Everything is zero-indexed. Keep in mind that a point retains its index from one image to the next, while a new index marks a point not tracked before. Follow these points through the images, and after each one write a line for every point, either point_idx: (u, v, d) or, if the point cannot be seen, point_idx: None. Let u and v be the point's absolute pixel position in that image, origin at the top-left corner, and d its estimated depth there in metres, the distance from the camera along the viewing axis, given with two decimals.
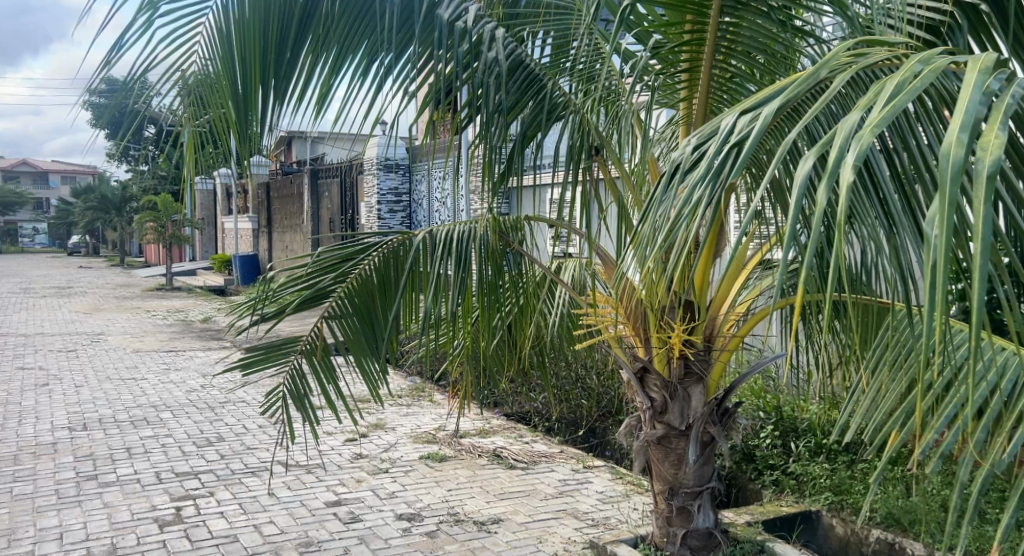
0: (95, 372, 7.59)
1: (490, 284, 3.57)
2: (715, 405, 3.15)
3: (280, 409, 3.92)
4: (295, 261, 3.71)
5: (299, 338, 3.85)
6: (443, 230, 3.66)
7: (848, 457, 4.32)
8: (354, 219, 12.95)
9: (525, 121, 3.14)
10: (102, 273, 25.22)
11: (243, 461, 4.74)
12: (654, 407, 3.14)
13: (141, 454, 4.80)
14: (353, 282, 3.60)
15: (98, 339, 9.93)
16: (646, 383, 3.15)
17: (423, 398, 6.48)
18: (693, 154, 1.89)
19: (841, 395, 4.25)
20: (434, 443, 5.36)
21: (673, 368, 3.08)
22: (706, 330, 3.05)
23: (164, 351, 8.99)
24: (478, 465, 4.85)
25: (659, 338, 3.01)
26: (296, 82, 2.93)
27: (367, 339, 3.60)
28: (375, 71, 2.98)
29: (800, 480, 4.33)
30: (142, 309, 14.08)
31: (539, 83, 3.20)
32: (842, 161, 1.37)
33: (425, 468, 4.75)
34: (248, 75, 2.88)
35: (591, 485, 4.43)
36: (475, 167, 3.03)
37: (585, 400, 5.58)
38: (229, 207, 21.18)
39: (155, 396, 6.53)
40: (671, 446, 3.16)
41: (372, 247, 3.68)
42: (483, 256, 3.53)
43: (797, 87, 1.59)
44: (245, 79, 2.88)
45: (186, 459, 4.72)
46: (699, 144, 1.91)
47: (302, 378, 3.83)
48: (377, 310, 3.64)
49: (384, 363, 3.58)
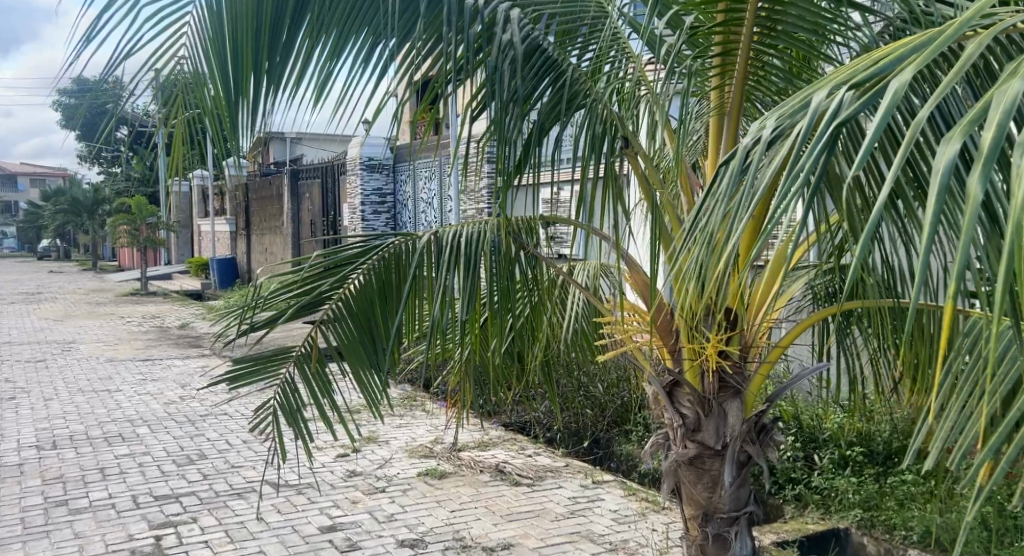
0: (66, 384, 7.21)
1: (502, 289, 3.29)
2: (753, 422, 2.87)
3: (272, 426, 3.61)
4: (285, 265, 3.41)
5: (292, 347, 3.55)
6: (450, 232, 3.35)
7: (875, 470, 4.08)
8: (336, 221, 12.62)
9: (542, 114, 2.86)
10: (73, 278, 24.62)
11: (228, 481, 4.42)
12: (686, 425, 2.86)
13: (116, 475, 4.47)
14: (350, 288, 3.30)
15: (69, 348, 9.50)
16: (677, 399, 2.87)
17: (416, 409, 6.19)
18: (774, 136, 1.62)
19: (868, 404, 4.01)
20: (431, 457, 5.07)
21: (707, 382, 2.80)
22: (742, 340, 2.78)
23: (140, 360, 8.60)
24: (481, 481, 4.56)
25: (691, 349, 2.75)
26: (291, 68, 2.62)
27: (366, 350, 3.30)
28: (377, 55, 2.68)
29: (825, 494, 4.08)
30: (116, 315, 13.62)
31: (557, 70, 2.92)
32: (1004, 144, 1.09)
33: (424, 486, 4.46)
34: (240, 59, 2.56)
35: (603, 502, 4.16)
36: (492, 166, 2.73)
37: (588, 409, 5.32)
38: (205, 209, 20.72)
39: (131, 410, 6.18)
40: (705, 467, 2.87)
41: (372, 250, 3.38)
42: (494, 264, 3.25)
43: (925, 55, 1.30)
44: (235, 63, 2.56)
45: (166, 481, 4.39)
46: (777, 129, 1.62)
47: (295, 392, 3.51)
48: (377, 319, 3.34)
49: (386, 378, 3.28)
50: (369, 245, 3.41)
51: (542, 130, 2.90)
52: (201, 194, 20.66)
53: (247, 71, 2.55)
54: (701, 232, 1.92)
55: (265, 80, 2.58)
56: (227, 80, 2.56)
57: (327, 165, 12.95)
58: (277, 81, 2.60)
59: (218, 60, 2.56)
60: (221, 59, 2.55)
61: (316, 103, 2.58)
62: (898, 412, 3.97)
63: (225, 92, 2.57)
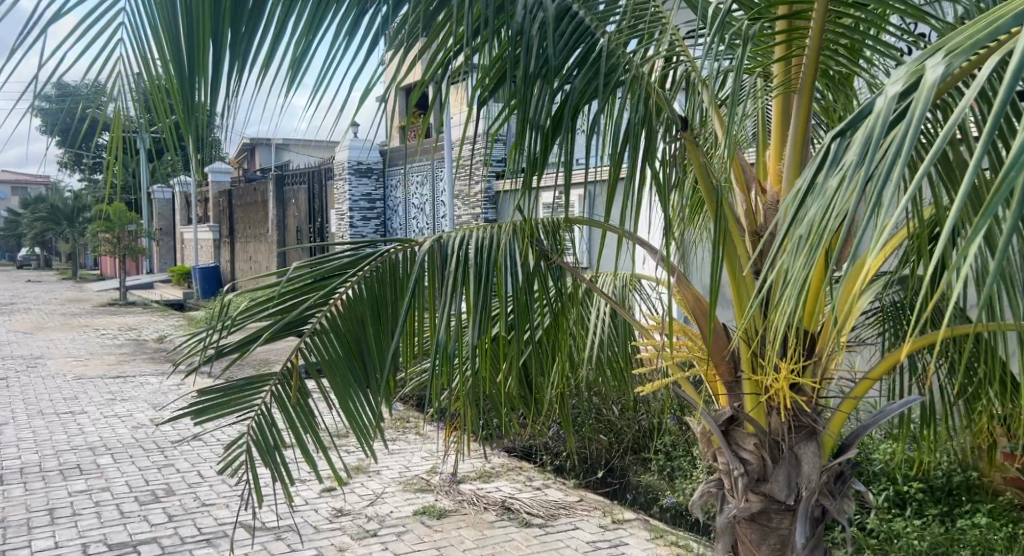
0: (26, 406, 6.66)
1: (519, 304, 2.76)
2: (833, 471, 2.31)
3: (245, 465, 3.05)
4: (260, 279, 2.89)
5: (268, 376, 3.00)
6: (457, 238, 2.83)
7: (941, 510, 3.53)
8: (323, 227, 12.06)
9: (577, 89, 2.28)
10: (52, 287, 23.97)
11: (196, 524, 3.90)
12: (750, 473, 2.32)
13: (67, 519, 3.95)
14: (337, 304, 2.76)
15: (36, 364, 8.95)
16: (736, 441, 2.35)
17: (410, 432, 5.67)
18: (940, 84, 1.23)
19: (931, 436, 3.50)
20: (428, 491, 4.55)
21: (774, 420, 2.28)
22: (819, 369, 2.26)
23: (112, 377, 8.06)
24: (485, 521, 4.03)
25: (756, 381, 2.26)
26: (258, 40, 1.95)
27: (355, 379, 2.77)
28: (367, 25, 2.12)
29: (882, 538, 3.46)
30: (90, 327, 13.04)
31: (589, 37, 2.37)
32: None
33: (421, 528, 3.93)
34: (194, 25, 1.85)
35: (628, 549, 3.63)
36: (514, 175, 2.17)
37: (603, 435, 4.86)
38: (188, 216, 20.14)
39: (94, 436, 5.63)
40: (772, 525, 2.32)
41: (364, 259, 2.86)
42: (511, 274, 2.73)
43: None
44: (190, 36, 1.85)
45: (125, 525, 3.87)
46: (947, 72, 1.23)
47: (271, 427, 2.95)
48: (370, 342, 2.80)
49: (381, 412, 2.81)
50: (362, 254, 2.87)
51: (559, 120, 2.34)
52: (183, 201, 20.10)
53: (203, 39, 1.85)
54: (812, 231, 1.53)
55: (228, 55, 1.89)
56: (174, 56, 1.85)
57: (313, 171, 12.43)
58: (242, 57, 1.92)
59: (168, 33, 1.84)
60: (172, 34, 1.84)
61: (292, 87, 1.95)
62: (967, 443, 3.45)
63: (180, 66, 1.85)
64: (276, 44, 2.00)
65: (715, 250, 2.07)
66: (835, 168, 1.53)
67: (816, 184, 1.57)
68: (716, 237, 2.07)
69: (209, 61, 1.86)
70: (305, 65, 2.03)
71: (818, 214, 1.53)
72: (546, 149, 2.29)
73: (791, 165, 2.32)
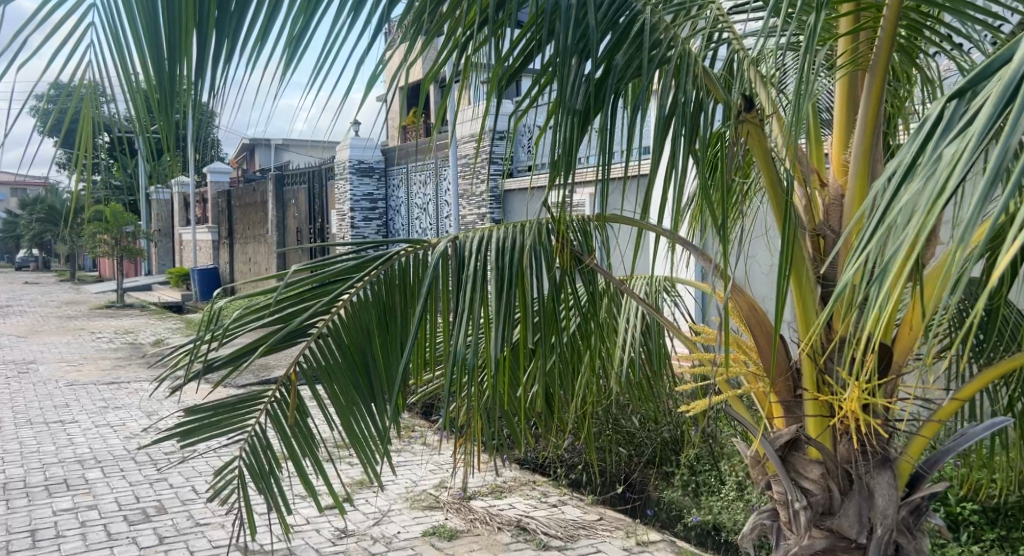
0: (15, 414, 6.38)
1: (545, 311, 2.47)
2: (909, 502, 2.03)
3: (238, 489, 2.78)
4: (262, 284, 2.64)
5: (262, 393, 2.72)
6: (476, 238, 2.53)
7: (998, 534, 3.24)
8: (324, 228, 11.79)
9: (621, 65, 2.03)
10: (49, 289, 23.70)
11: (189, 546, 3.63)
12: (813, 506, 2.04)
13: (51, 541, 3.67)
14: (339, 313, 2.49)
15: (28, 370, 8.68)
16: (797, 468, 2.06)
17: (416, 442, 5.40)
18: None
19: (988, 453, 3.21)
20: (436, 509, 4.28)
21: (842, 445, 2.01)
22: (891, 387, 1.98)
23: (106, 383, 7.78)
24: (500, 544, 3.75)
25: (823, 400, 1.98)
26: (250, 15, 1.60)
27: (360, 395, 2.49)
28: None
29: None
30: (85, 330, 12.76)
31: (629, 8, 2.10)
32: None
33: (432, 551, 3.66)
34: (175, 7, 1.48)
35: None
36: (551, 168, 1.91)
37: (622, 447, 4.55)
38: (186, 217, 19.85)
39: (84, 447, 5.36)
40: None
41: (371, 263, 2.57)
42: (538, 274, 2.44)
43: None
44: (171, 25, 1.49)
45: (112, 548, 3.60)
46: None
47: (266, 450, 2.68)
48: (376, 355, 2.52)
49: (388, 433, 2.53)
50: (370, 257, 2.59)
51: (594, 103, 2.07)
52: (182, 201, 19.82)
53: (185, 22, 1.50)
54: (913, 212, 1.22)
55: (216, 37, 1.54)
56: (144, 45, 1.47)
57: (313, 170, 12.15)
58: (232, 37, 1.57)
59: (146, 21, 1.47)
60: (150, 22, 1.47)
61: (290, 68, 1.63)
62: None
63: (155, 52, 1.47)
64: (271, 20, 1.67)
65: (781, 264, 1.77)
66: (950, 136, 1.24)
67: (920, 155, 1.26)
68: (784, 248, 1.77)
69: (192, 51, 1.50)
70: (309, 41, 1.71)
71: (923, 191, 1.22)
72: (586, 134, 2.02)
73: (859, 160, 2.02)
